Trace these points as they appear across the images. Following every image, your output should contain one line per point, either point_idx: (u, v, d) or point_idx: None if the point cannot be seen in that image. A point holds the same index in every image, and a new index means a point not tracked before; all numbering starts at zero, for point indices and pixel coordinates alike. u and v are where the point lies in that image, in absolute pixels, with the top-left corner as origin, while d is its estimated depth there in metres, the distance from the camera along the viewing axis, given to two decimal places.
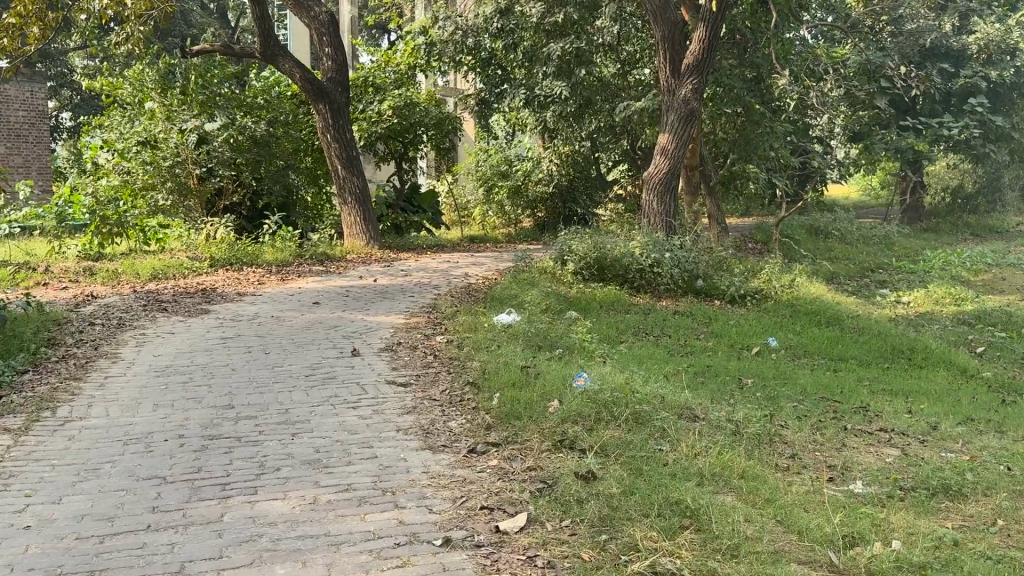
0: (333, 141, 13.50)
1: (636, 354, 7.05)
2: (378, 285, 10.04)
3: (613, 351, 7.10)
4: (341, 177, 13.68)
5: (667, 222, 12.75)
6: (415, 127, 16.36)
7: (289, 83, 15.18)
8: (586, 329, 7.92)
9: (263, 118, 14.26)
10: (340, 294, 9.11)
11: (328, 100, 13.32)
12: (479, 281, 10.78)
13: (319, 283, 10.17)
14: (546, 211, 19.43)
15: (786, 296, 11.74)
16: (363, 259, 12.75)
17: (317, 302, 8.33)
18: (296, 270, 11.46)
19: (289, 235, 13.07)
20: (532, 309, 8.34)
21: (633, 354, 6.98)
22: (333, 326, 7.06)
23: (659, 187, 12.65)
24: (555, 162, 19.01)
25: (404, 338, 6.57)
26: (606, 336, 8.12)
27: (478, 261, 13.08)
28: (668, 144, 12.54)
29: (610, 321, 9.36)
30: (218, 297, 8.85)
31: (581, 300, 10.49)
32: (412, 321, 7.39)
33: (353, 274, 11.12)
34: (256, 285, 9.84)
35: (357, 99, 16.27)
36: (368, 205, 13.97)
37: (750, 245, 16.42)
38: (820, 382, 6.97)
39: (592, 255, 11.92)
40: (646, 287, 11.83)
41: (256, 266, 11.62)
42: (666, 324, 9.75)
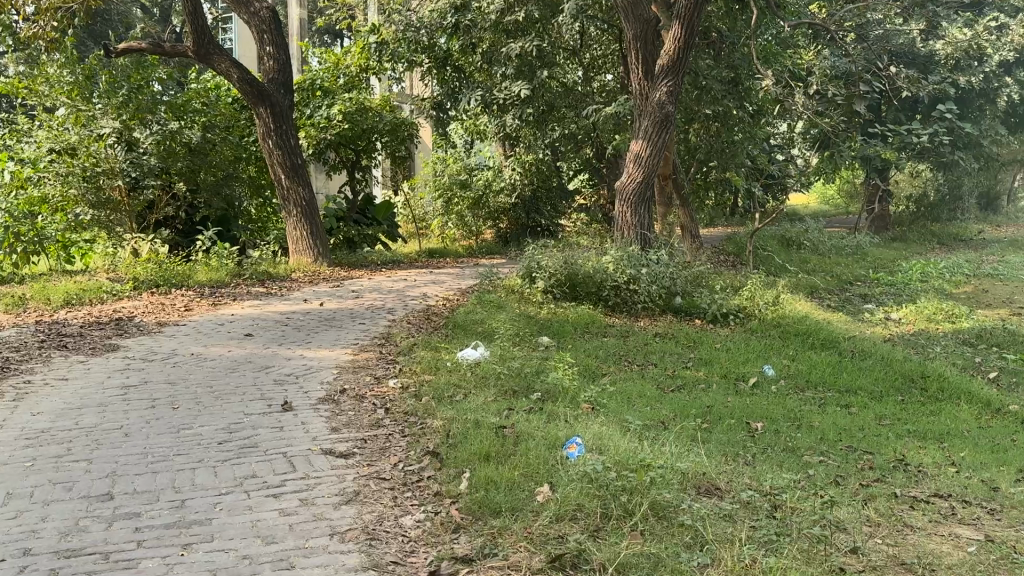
0: (275, 148, 12.26)
1: (623, 396, 6.00)
2: (324, 310, 8.84)
3: (596, 392, 6.04)
4: (285, 188, 12.43)
5: (642, 236, 11.77)
6: (368, 133, 15.13)
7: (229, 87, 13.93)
8: (562, 362, 6.85)
9: (197, 124, 13.00)
10: (279, 323, 7.90)
11: (269, 103, 12.09)
12: (439, 303, 9.65)
13: (255, 308, 8.96)
14: (509, 223, 18.44)
15: (771, 312, 10.84)
16: (310, 278, 11.54)
17: (249, 334, 7.13)
18: (232, 292, 10.21)
19: (226, 251, 11.79)
20: (499, 340, 7.23)
21: (620, 395, 5.94)
22: (264, 367, 5.88)
23: (633, 198, 11.66)
24: (518, 171, 17.92)
25: (349, 383, 5.39)
26: (586, 369, 7.07)
27: (437, 278, 11.97)
28: (641, 151, 11.59)
29: (586, 349, 8.30)
30: (132, 329, 7.59)
31: (552, 323, 9.41)
32: (360, 358, 6.24)
33: (297, 297, 9.95)
34: (182, 313, 8.57)
35: (304, 103, 15.10)
36: (315, 217, 12.71)
37: (723, 257, 15.59)
38: (837, 423, 6.03)
39: (563, 272, 10.89)
40: (622, 305, 10.82)
41: (186, 288, 10.33)
42: (648, 349, 8.74)
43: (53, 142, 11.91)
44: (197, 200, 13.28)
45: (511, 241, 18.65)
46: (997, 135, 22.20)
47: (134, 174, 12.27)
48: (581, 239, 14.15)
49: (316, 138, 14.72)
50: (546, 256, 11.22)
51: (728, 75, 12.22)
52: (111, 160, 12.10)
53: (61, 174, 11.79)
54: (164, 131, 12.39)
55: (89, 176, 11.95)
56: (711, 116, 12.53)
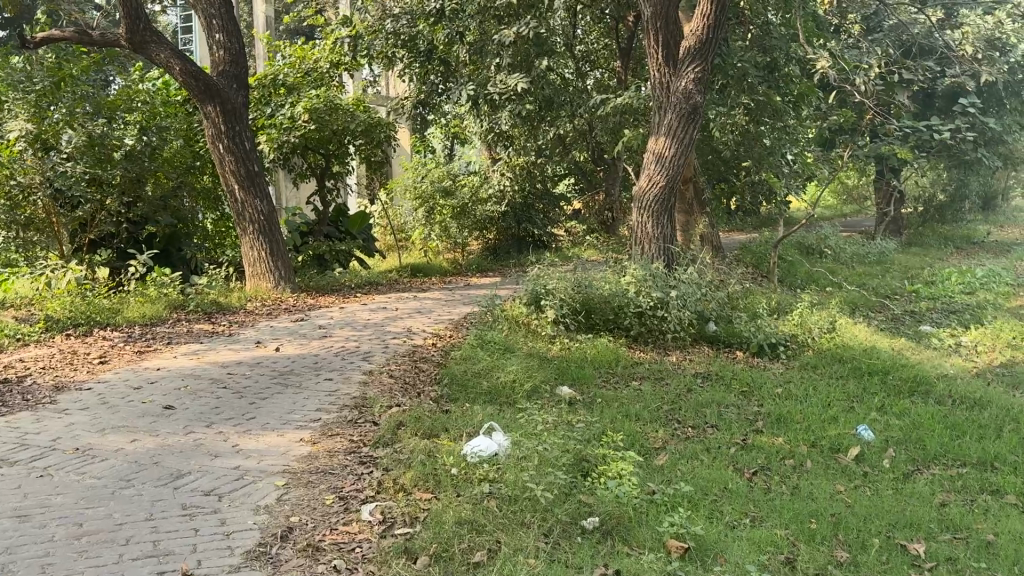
0: (227, 152, 10.21)
1: (714, 512, 4.08)
2: (283, 358, 6.88)
3: (673, 507, 4.08)
4: (240, 201, 10.38)
5: (667, 251, 9.85)
6: (340, 135, 13.09)
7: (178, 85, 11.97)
8: (609, 447, 4.92)
9: (131, 126, 10.87)
10: (218, 383, 5.91)
11: (219, 99, 10.04)
12: (428, 343, 7.72)
13: (193, 357, 6.94)
14: (497, 234, 16.74)
15: (826, 342, 9.08)
16: (269, 309, 9.59)
17: (171, 410, 5.13)
18: (169, 332, 8.19)
19: (168, 278, 9.78)
20: (517, 417, 5.25)
21: (705, 510, 4.07)
22: (176, 477, 3.91)
23: (655, 205, 9.77)
24: (507, 175, 16.40)
25: (299, 512, 3.47)
26: (639, 451, 5.18)
27: (422, 305, 10.03)
28: (665, 151, 9.72)
29: (622, 409, 6.40)
30: (15, 399, 5.53)
31: (569, 365, 7.55)
32: (323, 450, 4.30)
33: (247, 337, 7.93)
34: (94, 368, 6.53)
35: (264, 101, 12.98)
36: (277, 235, 10.67)
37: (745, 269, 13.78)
38: (1018, 530, 4.20)
39: (577, 296, 8.96)
40: (647, 337, 9.00)
41: (112, 328, 8.28)
42: (698, 401, 6.92)
43: None
44: (138, 216, 11.19)
45: (503, 250, 16.93)
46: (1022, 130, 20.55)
47: (57, 186, 9.98)
48: (589, 253, 12.27)
49: (278, 141, 12.49)
50: (553, 277, 9.30)
51: (764, 60, 10.57)
52: (32, 171, 9.83)
53: None
54: (93, 134, 10.25)
55: (1, 190, 9.75)
56: (743, 107, 10.82)
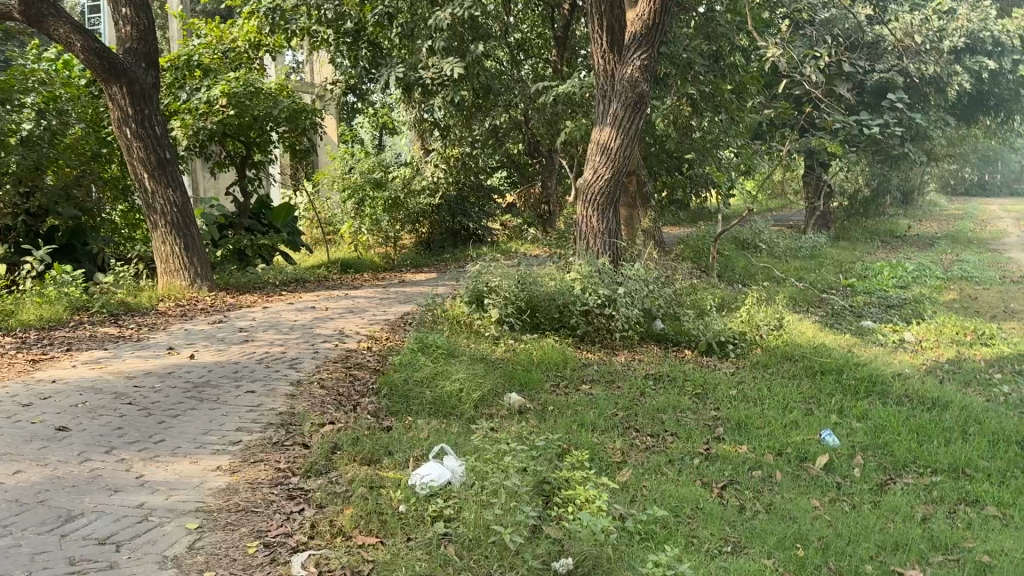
0: (136, 138, 9.33)
1: (693, 548, 3.65)
2: (199, 367, 6.17)
3: (649, 538, 3.63)
4: (150, 191, 9.51)
5: (612, 245, 9.45)
6: (262, 122, 12.24)
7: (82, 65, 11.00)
8: (570, 466, 4.44)
9: (27, 109, 9.89)
10: (123, 399, 5.18)
11: (127, 80, 9.15)
12: (363, 347, 7.11)
13: (94, 367, 6.16)
14: (430, 227, 16.16)
15: (775, 340, 8.85)
16: (184, 309, 8.80)
17: (65, 433, 4.41)
18: (69, 337, 7.33)
19: (69, 275, 8.84)
20: (465, 437, 4.71)
21: (685, 542, 3.64)
22: (66, 519, 3.23)
23: (599, 198, 9.37)
24: (440, 167, 16.22)
25: (214, 567, 2.87)
26: (601, 469, 4.72)
27: (354, 305, 9.39)
28: (609, 142, 9.32)
29: (575, 417, 5.95)
30: None
31: (516, 368, 7.08)
32: (245, 482, 3.69)
33: (159, 342, 7.17)
34: None
35: (178, 85, 12.01)
36: (192, 228, 9.85)
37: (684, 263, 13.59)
38: (1010, 547, 3.92)
39: (520, 294, 8.48)
40: (594, 336, 8.61)
41: (3, 333, 7.36)
42: (654, 406, 6.52)
43: None
44: (38, 208, 10.17)
45: (435, 245, 16.27)
46: (945, 126, 21.00)
47: None
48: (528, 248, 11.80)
49: (193, 128, 11.63)
50: (494, 274, 8.80)
51: (708, 48, 10.42)
52: None
53: None
54: None
55: None
56: (688, 98, 10.51)
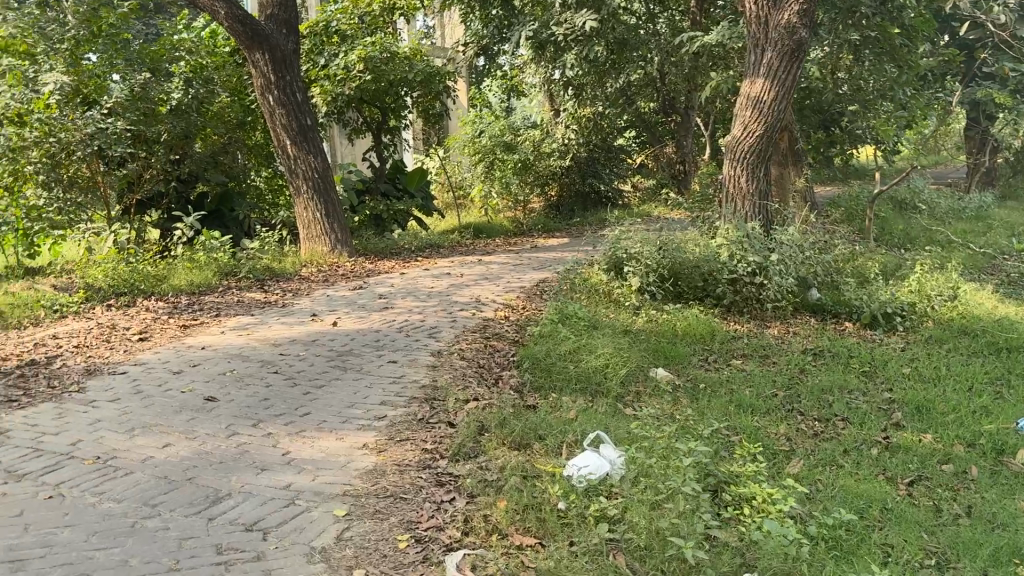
0: (277, 104, 9.39)
1: (894, 564, 3.17)
2: (340, 334, 6.12)
3: (838, 552, 3.22)
4: (291, 158, 9.62)
5: (764, 208, 8.89)
6: (396, 87, 12.19)
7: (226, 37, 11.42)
8: (737, 456, 4.03)
9: (176, 78, 10.23)
10: (268, 368, 5.15)
11: (268, 46, 9.18)
12: (501, 316, 6.88)
13: (241, 333, 6.21)
14: (559, 190, 15.84)
15: (949, 313, 8.02)
16: (325, 275, 8.88)
17: (213, 403, 4.39)
18: (218, 303, 7.49)
19: (216, 241, 9.07)
20: (617, 421, 4.35)
21: (882, 560, 3.21)
22: (215, 499, 3.13)
23: (750, 157, 8.77)
24: (572, 128, 15.82)
25: (364, 563, 2.68)
26: (771, 460, 4.29)
27: (488, 271, 9.17)
28: (764, 96, 8.64)
29: (730, 396, 5.52)
30: (41, 386, 4.87)
31: (660, 340, 6.70)
32: (392, 462, 3.50)
33: (303, 308, 7.21)
34: (131, 347, 5.83)
35: (316, 51, 12.11)
36: (332, 193, 9.91)
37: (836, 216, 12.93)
38: None
39: (664, 262, 8.00)
40: (744, 307, 8.06)
41: (158, 298, 7.61)
42: (814, 386, 5.97)
43: None
44: (187, 174, 10.55)
45: (564, 209, 15.88)
46: None
47: (99, 144, 9.15)
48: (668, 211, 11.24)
49: (332, 94, 11.70)
50: (633, 240, 8.37)
51: None
52: (72, 127, 9.15)
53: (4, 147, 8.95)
54: (137, 87, 9.58)
55: (40, 149, 8.94)
56: (850, 45, 9.55)
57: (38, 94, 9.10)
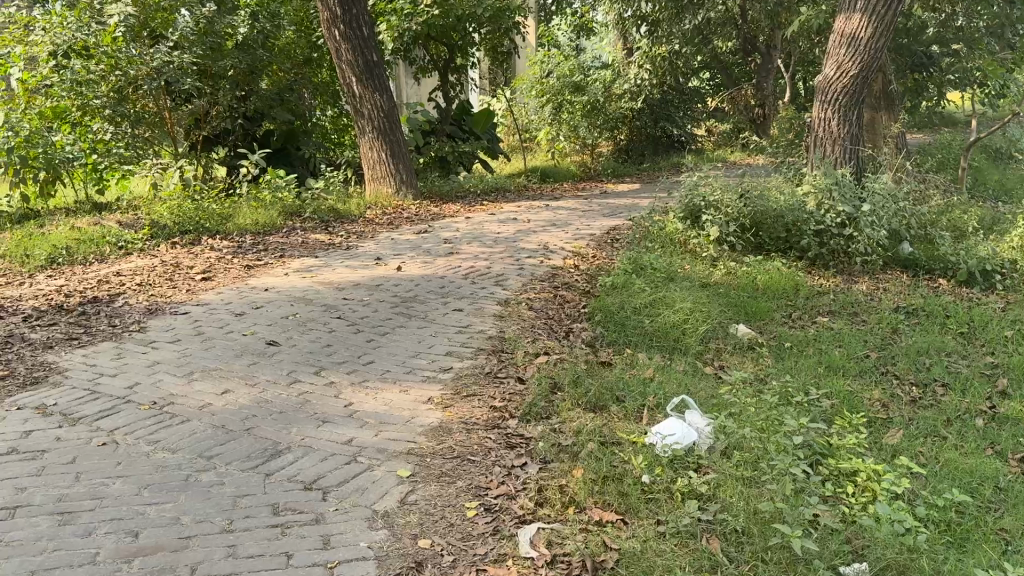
0: (342, 40, 9.10)
1: (1019, 555, 2.81)
2: (405, 280, 5.91)
3: (952, 537, 2.89)
4: (357, 96, 9.37)
5: (855, 153, 8.30)
6: (464, 23, 11.74)
7: None
8: (833, 424, 3.70)
9: (241, 13, 10.01)
10: (332, 312, 4.97)
11: None
12: (571, 264, 6.58)
13: (305, 276, 6.05)
14: (629, 134, 15.26)
15: None
16: (390, 218, 8.68)
17: (274, 349, 4.24)
18: (283, 243, 7.37)
19: (281, 180, 8.94)
20: (699, 384, 4.03)
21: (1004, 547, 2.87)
22: (273, 453, 2.96)
23: (843, 98, 8.19)
24: (645, 67, 15.10)
25: (429, 532, 2.47)
26: (868, 430, 3.94)
27: (556, 217, 8.81)
28: (861, 31, 7.96)
29: (818, 356, 5.17)
30: (103, 325, 4.81)
31: (739, 295, 6.34)
32: (460, 420, 3.27)
33: (367, 251, 7.02)
34: (194, 287, 5.73)
35: None
36: (398, 133, 9.65)
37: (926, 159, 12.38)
38: None
39: (746, 212, 7.61)
40: (830, 261, 7.63)
41: (223, 237, 7.53)
42: (909, 347, 5.54)
43: (60, 44, 8.91)
44: (253, 111, 10.42)
45: (634, 153, 15.28)
46: None
47: (165, 79, 9.17)
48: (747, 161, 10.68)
49: (399, 30, 11.37)
50: (712, 188, 7.93)
51: None
52: (139, 61, 9.03)
53: (72, 81, 8.93)
54: (204, 21, 9.34)
55: (107, 84, 9.00)
56: None
57: (104, 28, 8.95)
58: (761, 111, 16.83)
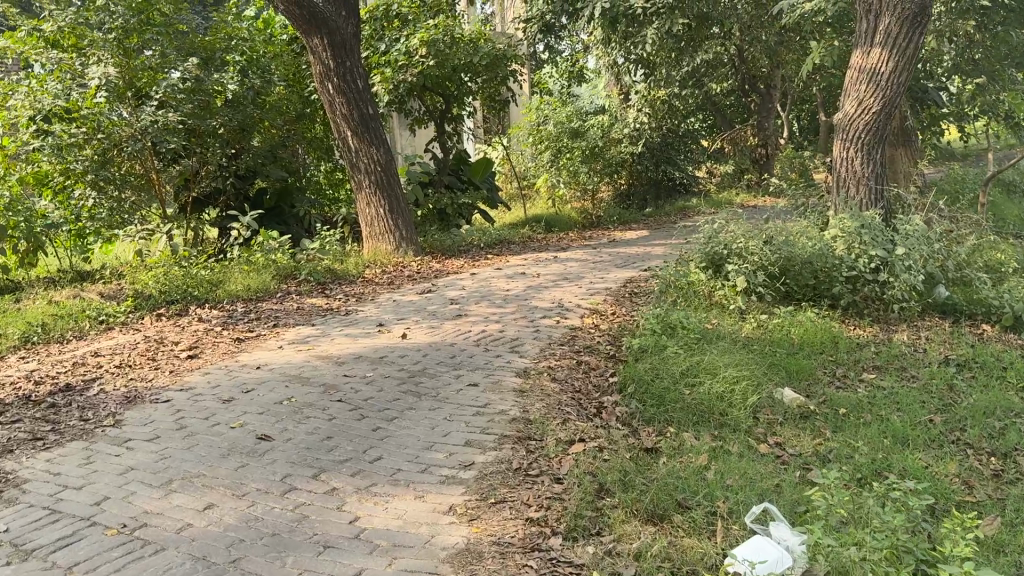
0: (337, 92, 8.69)
1: None
2: (412, 350, 5.35)
3: None
4: (353, 150, 8.93)
5: (880, 193, 7.85)
6: (460, 72, 11.38)
7: (282, 26, 10.88)
8: (932, 523, 3.15)
9: (229, 68, 9.66)
10: (332, 394, 4.40)
11: (327, 30, 8.43)
12: (591, 324, 6.05)
13: (301, 348, 5.49)
14: (630, 178, 14.85)
15: None
16: (391, 277, 8.17)
17: (266, 445, 3.67)
18: (277, 311, 6.82)
19: (275, 241, 8.45)
20: (763, 474, 3.50)
21: None
22: None
23: (865, 136, 7.74)
24: (644, 112, 14.79)
25: None
26: (964, 522, 3.38)
27: (567, 270, 8.29)
28: (883, 65, 7.56)
29: (876, 424, 4.63)
30: (73, 420, 4.24)
31: (775, 352, 5.81)
32: (494, 541, 2.70)
33: (368, 317, 6.48)
34: (178, 369, 5.17)
35: (377, 36, 11.35)
36: (397, 188, 9.20)
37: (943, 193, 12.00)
38: None
39: (773, 259, 7.08)
40: (863, 307, 7.13)
41: (213, 306, 6.99)
42: (973, 407, 4.99)
43: (40, 108, 8.50)
44: (244, 170, 9.96)
45: (637, 198, 14.88)
46: None
47: (150, 139, 8.70)
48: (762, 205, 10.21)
49: (394, 81, 11.01)
50: (734, 234, 7.41)
51: None
52: (123, 123, 8.62)
53: (53, 146, 8.43)
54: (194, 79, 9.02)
55: (91, 146, 8.55)
56: None
57: (85, 91, 8.62)
58: (764, 151, 16.50)
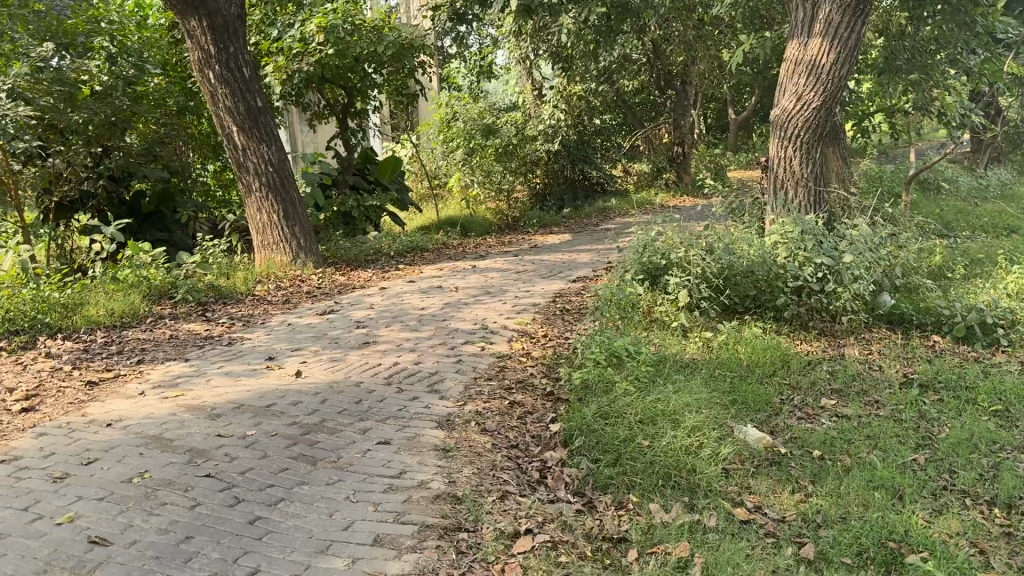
0: (218, 82, 7.57)
1: None
2: (306, 393, 4.39)
3: None
4: (240, 149, 7.83)
5: (819, 195, 7.34)
6: (363, 63, 10.36)
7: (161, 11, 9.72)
8: None
9: (95, 56, 8.47)
10: (197, 465, 3.43)
11: (205, 11, 7.32)
12: (521, 351, 5.24)
13: (168, 395, 4.45)
14: (545, 177, 13.96)
15: None
16: (286, 295, 7.15)
17: (99, 557, 2.70)
18: (148, 341, 5.71)
19: (149, 254, 7.29)
20: (755, 564, 2.80)
21: None
22: None
23: (805, 134, 7.19)
24: (560, 108, 14.09)
25: None
26: None
27: (488, 283, 7.44)
28: (823, 57, 7.01)
29: (859, 471, 3.97)
30: None
31: (727, 378, 5.12)
32: None
33: (256, 347, 5.47)
34: (4, 429, 4.05)
35: (268, 22, 10.30)
36: (291, 191, 8.14)
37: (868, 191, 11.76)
38: None
39: (715, 269, 6.42)
40: (811, 319, 6.53)
41: (69, 337, 5.81)
42: (955, 441, 4.43)
43: None
44: (118, 170, 8.56)
45: (554, 199, 14.06)
46: None
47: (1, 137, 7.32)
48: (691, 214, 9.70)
49: (288, 71, 9.88)
50: (670, 243, 6.74)
51: None
52: None
53: None
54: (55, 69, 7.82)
55: None
56: None
57: None
58: (680, 149, 16.04)
